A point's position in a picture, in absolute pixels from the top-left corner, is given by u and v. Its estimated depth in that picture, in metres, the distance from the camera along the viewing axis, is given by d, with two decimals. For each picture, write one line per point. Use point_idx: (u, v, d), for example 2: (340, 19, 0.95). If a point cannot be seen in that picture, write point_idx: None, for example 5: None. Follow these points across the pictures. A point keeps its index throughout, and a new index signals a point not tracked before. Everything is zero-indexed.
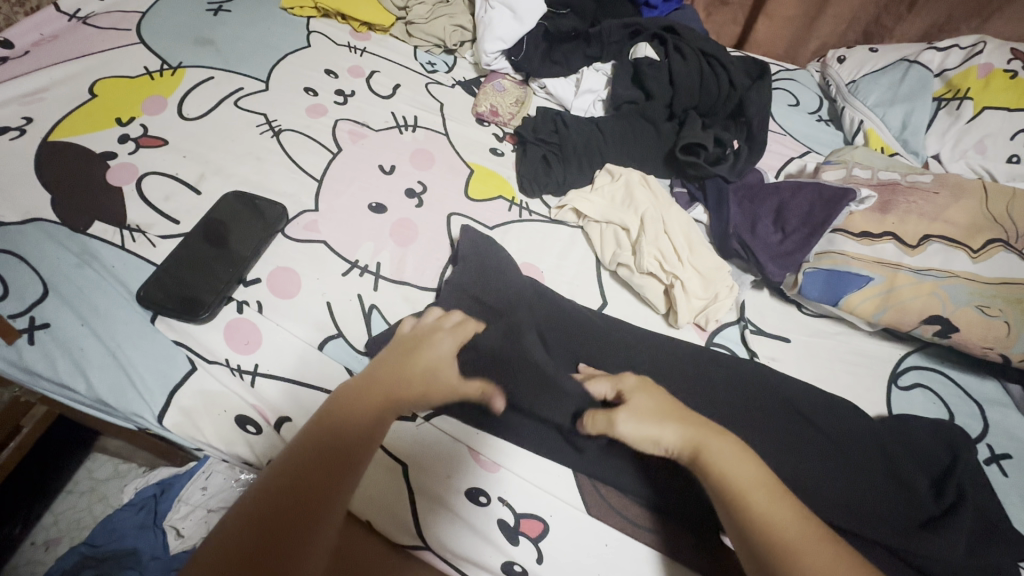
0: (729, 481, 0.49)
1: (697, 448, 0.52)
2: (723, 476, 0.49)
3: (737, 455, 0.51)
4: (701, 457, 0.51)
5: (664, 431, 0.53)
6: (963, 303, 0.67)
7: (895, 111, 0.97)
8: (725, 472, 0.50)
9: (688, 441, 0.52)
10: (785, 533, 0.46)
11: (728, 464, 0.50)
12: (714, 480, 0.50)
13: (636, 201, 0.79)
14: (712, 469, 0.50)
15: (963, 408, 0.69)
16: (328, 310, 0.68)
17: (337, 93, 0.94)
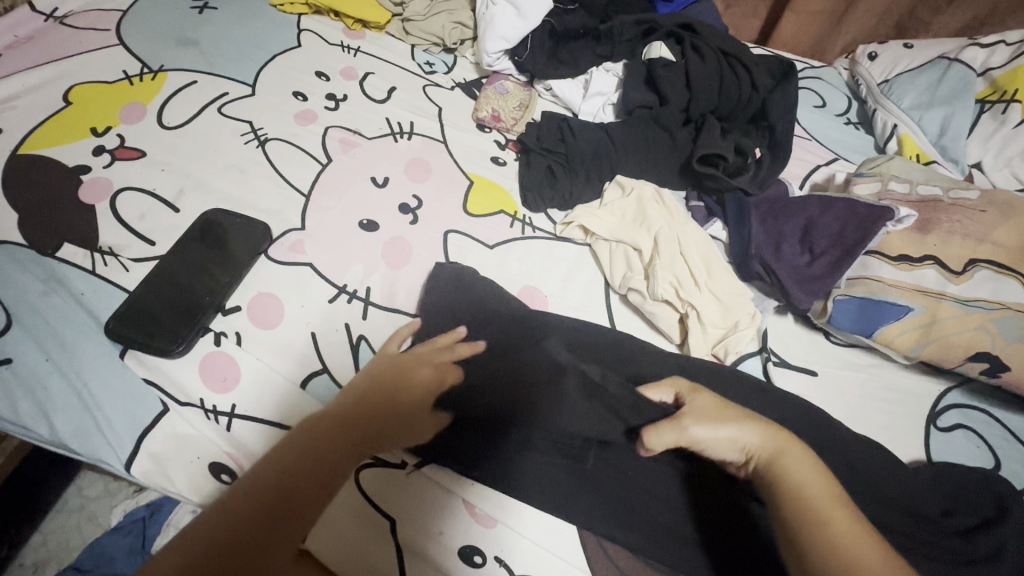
0: (802, 487, 0.46)
1: (777, 457, 0.47)
2: (796, 476, 0.46)
3: (812, 464, 0.47)
4: (778, 460, 0.47)
5: (740, 432, 0.49)
6: (1014, 338, 0.60)
7: (933, 115, 0.89)
8: (800, 479, 0.46)
9: (774, 443, 0.48)
10: (834, 518, 0.44)
11: (805, 472, 0.47)
12: (784, 487, 0.46)
13: (648, 219, 0.72)
14: (784, 471, 0.47)
15: (1010, 452, 0.62)
16: (313, 343, 0.62)
17: (328, 98, 0.88)
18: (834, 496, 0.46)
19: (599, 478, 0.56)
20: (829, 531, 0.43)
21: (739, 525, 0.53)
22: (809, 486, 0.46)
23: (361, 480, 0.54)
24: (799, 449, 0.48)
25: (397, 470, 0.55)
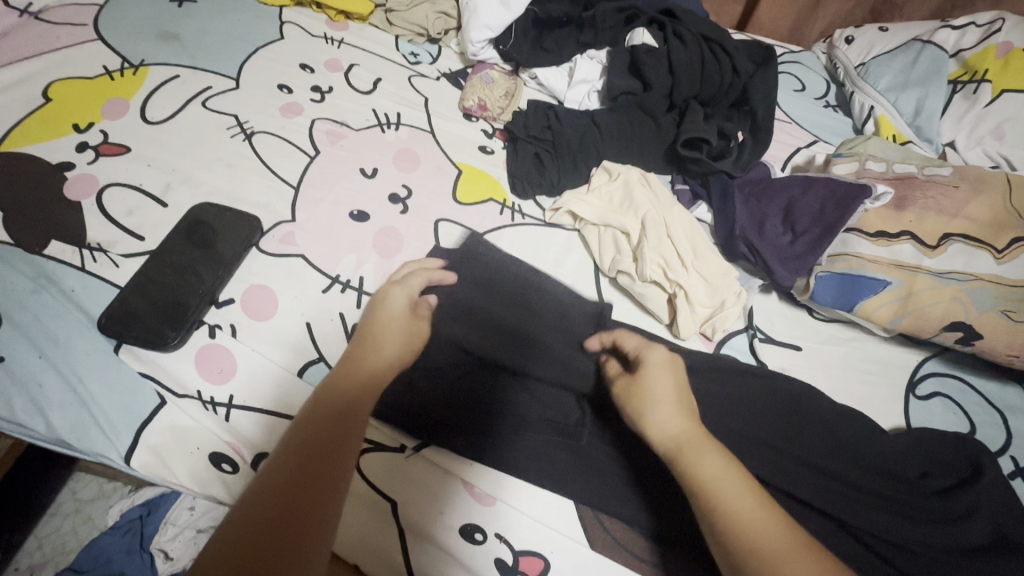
0: (708, 481, 0.45)
1: (681, 450, 0.47)
2: (701, 469, 0.45)
3: (717, 453, 0.46)
4: (682, 454, 0.47)
5: (660, 421, 0.49)
6: (986, 308, 0.62)
7: (908, 96, 0.91)
8: (701, 470, 0.45)
9: (679, 433, 0.48)
10: (734, 509, 0.43)
11: (710, 464, 0.46)
12: (692, 483, 0.45)
13: (635, 202, 0.73)
14: (686, 462, 0.46)
15: (985, 418, 0.65)
16: (308, 332, 0.63)
17: (313, 90, 0.88)
18: (740, 488, 0.44)
19: (594, 454, 0.57)
20: (730, 525, 0.42)
21: None
22: (714, 476, 0.45)
23: (362, 465, 0.56)
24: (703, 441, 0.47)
25: (396, 453, 0.56)
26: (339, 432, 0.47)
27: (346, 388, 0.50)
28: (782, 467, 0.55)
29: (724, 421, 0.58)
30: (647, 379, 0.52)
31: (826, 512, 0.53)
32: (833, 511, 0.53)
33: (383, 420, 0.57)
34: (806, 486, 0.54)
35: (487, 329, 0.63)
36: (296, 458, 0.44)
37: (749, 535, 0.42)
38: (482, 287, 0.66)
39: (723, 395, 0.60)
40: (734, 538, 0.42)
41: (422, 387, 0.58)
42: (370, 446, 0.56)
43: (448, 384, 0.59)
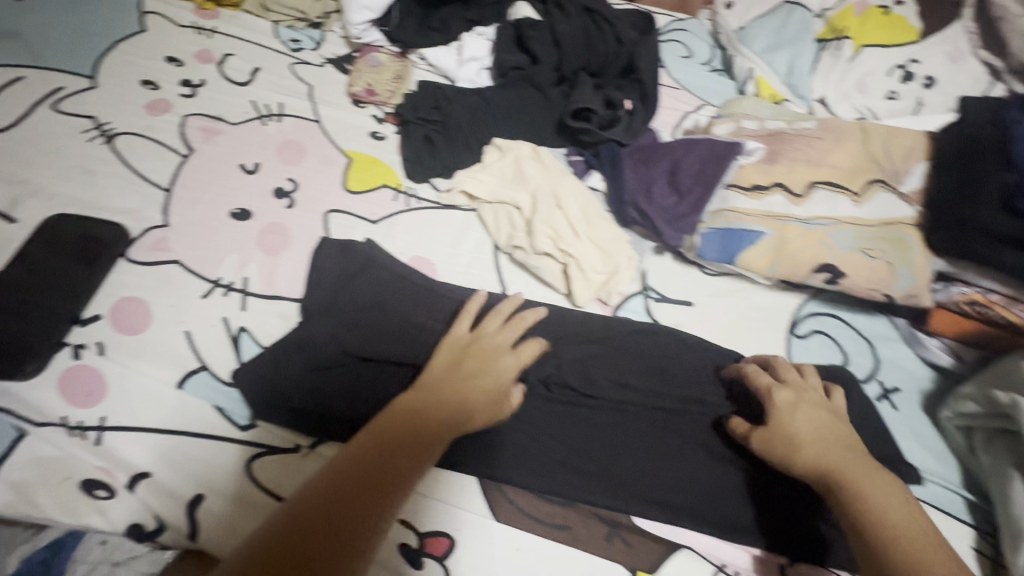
0: (879, 510, 0.46)
1: (851, 479, 0.48)
2: (870, 498, 0.47)
3: (888, 488, 0.48)
4: (855, 481, 0.48)
5: (805, 448, 0.51)
6: (849, 248, 0.67)
7: (781, 56, 0.96)
8: (867, 492, 0.47)
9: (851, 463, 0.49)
10: (919, 547, 0.44)
11: (881, 493, 0.47)
12: (861, 511, 0.46)
13: (526, 177, 0.74)
14: (849, 483, 0.48)
15: (856, 349, 0.71)
16: (187, 342, 0.59)
17: (183, 84, 0.82)
18: (901, 503, 0.47)
19: (494, 429, 0.58)
20: (908, 552, 0.43)
21: (624, 450, 0.57)
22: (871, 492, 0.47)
23: (254, 472, 0.53)
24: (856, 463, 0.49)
25: (291, 454, 0.55)
26: (408, 464, 0.47)
27: (417, 421, 0.50)
28: (667, 418, 0.60)
29: (617, 380, 0.61)
30: (792, 418, 0.53)
31: (707, 448, 0.58)
32: (710, 444, 0.58)
33: (275, 422, 0.56)
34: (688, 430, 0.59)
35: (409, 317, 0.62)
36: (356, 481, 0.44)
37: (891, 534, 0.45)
38: (379, 275, 0.64)
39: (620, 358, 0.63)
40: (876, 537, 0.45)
41: (315, 384, 0.56)
42: (264, 450, 0.55)
43: (340, 378, 0.57)
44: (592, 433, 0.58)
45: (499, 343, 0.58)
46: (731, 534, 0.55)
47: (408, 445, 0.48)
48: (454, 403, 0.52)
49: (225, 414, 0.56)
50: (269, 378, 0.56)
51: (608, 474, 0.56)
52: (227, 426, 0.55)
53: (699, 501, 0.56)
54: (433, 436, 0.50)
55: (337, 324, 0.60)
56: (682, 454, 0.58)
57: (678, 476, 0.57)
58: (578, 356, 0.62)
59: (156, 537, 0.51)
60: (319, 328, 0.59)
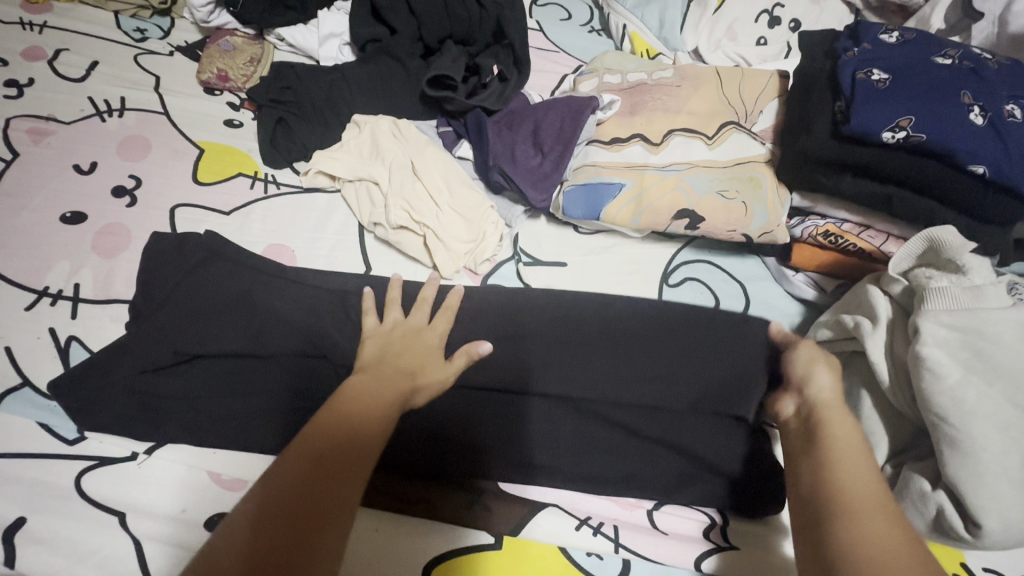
0: (834, 440, 0.47)
1: (826, 410, 0.49)
2: (833, 430, 0.47)
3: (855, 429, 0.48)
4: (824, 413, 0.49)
5: (818, 378, 0.52)
6: (704, 192, 0.67)
7: (652, 10, 0.95)
8: (837, 436, 0.47)
9: (833, 396, 0.51)
10: (862, 487, 0.43)
11: (846, 430, 0.47)
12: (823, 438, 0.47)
13: (383, 151, 0.71)
14: (821, 422, 0.49)
15: (728, 291, 0.71)
16: (7, 358, 0.55)
17: (8, 85, 0.76)
18: (869, 465, 0.45)
19: None
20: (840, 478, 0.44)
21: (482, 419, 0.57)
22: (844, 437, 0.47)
23: (83, 486, 0.50)
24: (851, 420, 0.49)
25: (127, 462, 0.52)
26: (378, 433, 0.45)
27: (377, 391, 0.48)
28: (523, 379, 0.58)
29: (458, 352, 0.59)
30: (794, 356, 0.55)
31: (567, 406, 0.58)
32: (567, 402, 0.58)
33: (109, 432, 0.52)
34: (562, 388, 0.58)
35: (235, 311, 0.58)
36: (331, 445, 0.42)
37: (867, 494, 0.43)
38: (220, 271, 0.61)
39: (467, 332, 0.61)
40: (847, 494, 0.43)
41: (157, 384, 0.54)
42: (95, 462, 0.51)
43: (182, 376, 0.55)
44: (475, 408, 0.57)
45: (410, 328, 0.57)
46: (591, 486, 0.55)
47: (375, 411, 0.46)
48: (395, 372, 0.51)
49: (51, 430, 0.52)
50: (100, 385, 0.53)
51: (465, 444, 0.55)
52: (54, 443, 0.52)
53: (556, 457, 0.56)
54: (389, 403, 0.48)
55: (165, 322, 0.57)
56: (542, 415, 0.57)
57: (537, 437, 0.57)
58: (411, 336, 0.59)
59: None
60: (153, 327, 0.56)
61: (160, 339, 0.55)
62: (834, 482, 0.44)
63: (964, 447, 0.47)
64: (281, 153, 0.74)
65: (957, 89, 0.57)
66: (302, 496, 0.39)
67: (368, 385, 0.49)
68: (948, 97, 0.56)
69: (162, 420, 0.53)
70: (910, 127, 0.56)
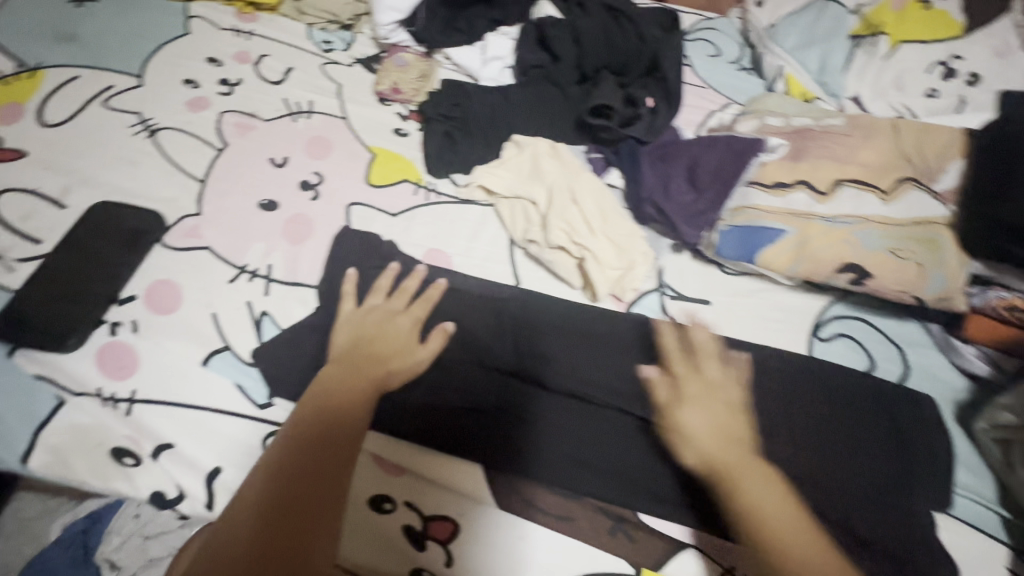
0: (754, 507, 0.49)
1: (727, 472, 0.51)
2: (748, 489, 0.50)
3: (766, 482, 0.50)
4: (729, 473, 0.51)
5: (698, 429, 0.54)
6: (875, 248, 0.64)
7: (814, 52, 0.94)
8: (753, 497, 0.50)
9: (715, 447, 0.53)
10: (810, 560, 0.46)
11: (760, 492, 0.50)
12: (739, 501, 0.50)
13: (543, 173, 0.74)
14: (735, 485, 0.50)
15: (885, 353, 0.68)
16: (213, 323, 0.63)
17: (221, 83, 0.87)
18: (795, 526, 0.48)
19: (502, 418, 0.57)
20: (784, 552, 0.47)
21: (630, 447, 0.57)
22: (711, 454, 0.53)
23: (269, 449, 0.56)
24: (754, 470, 0.51)
25: None
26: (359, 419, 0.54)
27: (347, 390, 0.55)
28: (655, 411, 0.58)
29: (624, 382, 0.59)
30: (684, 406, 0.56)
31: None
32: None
33: (293, 403, 0.58)
34: None
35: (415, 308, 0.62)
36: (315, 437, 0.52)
37: (768, 522, 0.48)
38: (397, 272, 0.65)
39: (618, 369, 0.61)
40: (760, 527, 0.48)
41: None
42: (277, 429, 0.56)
43: None
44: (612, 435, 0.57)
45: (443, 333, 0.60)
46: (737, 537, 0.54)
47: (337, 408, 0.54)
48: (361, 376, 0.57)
49: (245, 393, 0.58)
50: (290, 359, 0.59)
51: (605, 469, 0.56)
52: (247, 405, 0.57)
53: (702, 500, 0.54)
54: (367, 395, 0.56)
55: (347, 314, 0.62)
56: None
57: (684, 475, 0.56)
58: (571, 358, 0.60)
59: (176, 505, 0.53)
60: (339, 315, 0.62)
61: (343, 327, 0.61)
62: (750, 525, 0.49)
63: None
64: (444, 162, 0.80)
65: None
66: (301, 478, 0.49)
67: (330, 382, 0.56)
68: None
69: None
70: None
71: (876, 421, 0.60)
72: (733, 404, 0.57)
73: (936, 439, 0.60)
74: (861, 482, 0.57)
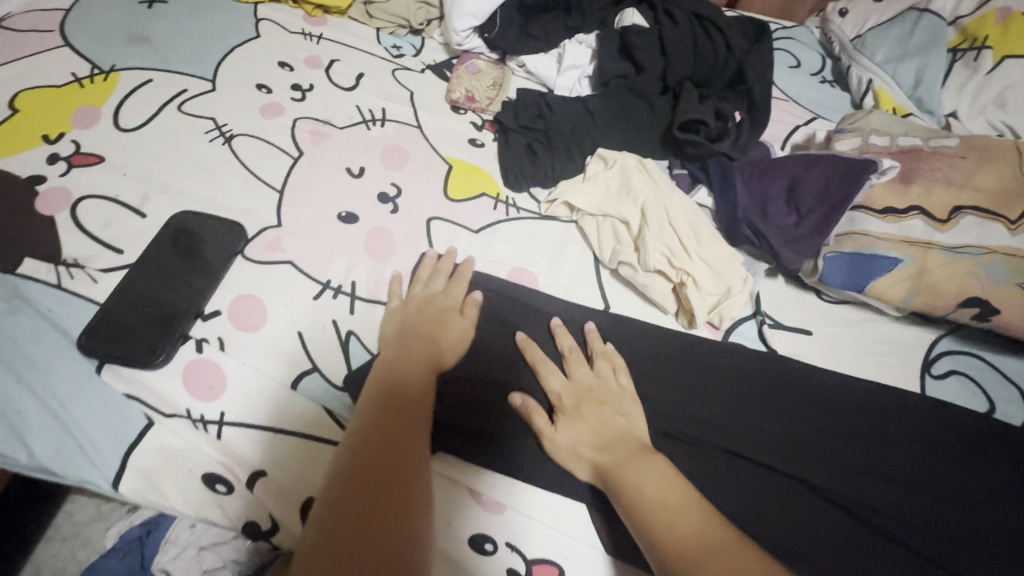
0: (646, 498, 0.46)
1: (615, 466, 0.49)
2: (634, 480, 0.47)
3: (656, 470, 0.48)
4: (620, 465, 0.49)
5: (578, 440, 0.52)
6: (1002, 282, 0.60)
7: (907, 67, 0.89)
8: (636, 482, 0.47)
9: (613, 453, 0.50)
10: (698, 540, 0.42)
11: (650, 479, 0.47)
12: (623, 489, 0.47)
13: (634, 190, 0.71)
14: (623, 477, 0.48)
15: (1004, 394, 0.63)
16: (300, 342, 0.60)
17: (293, 88, 0.85)
18: (683, 507, 0.45)
19: None
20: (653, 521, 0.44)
21: (740, 491, 0.54)
22: (661, 497, 0.45)
23: None
24: (635, 459, 0.49)
25: None
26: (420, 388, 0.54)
27: (403, 362, 0.56)
28: (769, 454, 0.57)
29: (726, 423, 0.58)
30: (568, 420, 0.54)
31: (832, 499, 0.54)
32: (834, 495, 0.54)
33: None
34: (806, 470, 0.56)
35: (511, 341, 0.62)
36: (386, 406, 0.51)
37: (684, 542, 0.42)
38: (490, 302, 0.64)
39: (730, 407, 0.59)
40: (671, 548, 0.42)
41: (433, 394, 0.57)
42: None
43: (451, 390, 0.57)
44: (725, 479, 0.55)
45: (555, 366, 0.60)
46: None
47: (392, 376, 0.54)
48: (419, 348, 0.57)
49: (337, 419, 0.56)
50: None
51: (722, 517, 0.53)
52: (339, 432, 0.55)
53: (827, 551, 0.51)
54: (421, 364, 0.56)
55: None
56: (807, 502, 0.54)
57: (801, 524, 0.53)
58: (669, 398, 0.59)
59: (271, 536, 0.53)
60: None
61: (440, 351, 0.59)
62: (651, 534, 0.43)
63: None
64: (525, 175, 0.76)
65: None
66: (376, 441, 0.48)
67: (389, 357, 0.57)
68: None
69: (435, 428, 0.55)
70: None
71: (992, 469, 0.57)
72: (615, 395, 0.57)
73: None
74: (983, 532, 0.54)
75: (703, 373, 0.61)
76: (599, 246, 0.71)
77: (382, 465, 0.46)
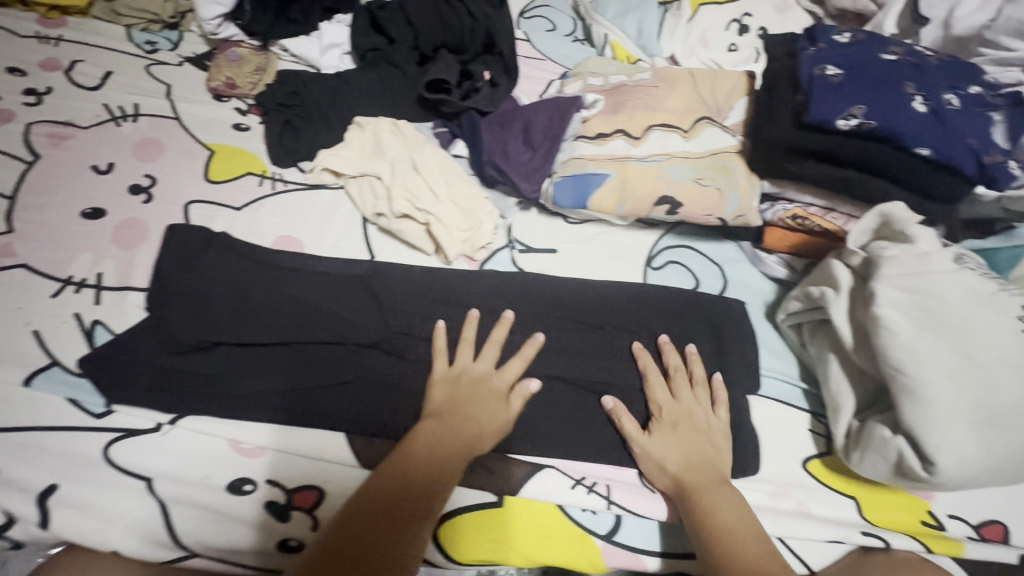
0: (723, 525, 0.53)
1: (697, 490, 0.56)
2: (716, 508, 0.54)
3: (733, 501, 0.55)
4: (699, 490, 0.55)
5: (671, 454, 0.58)
6: (682, 180, 0.73)
7: (631, 21, 1.03)
8: (719, 514, 0.54)
9: (693, 473, 0.57)
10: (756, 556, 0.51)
11: (727, 507, 0.54)
12: (704, 513, 0.54)
13: (385, 149, 0.77)
14: (699, 501, 0.55)
15: (707, 272, 0.77)
16: (35, 341, 0.59)
17: (26, 94, 0.80)
18: (750, 531, 0.53)
19: (363, 392, 0.60)
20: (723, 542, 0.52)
21: None
22: (733, 526, 0.53)
23: (110, 455, 0.53)
24: (725, 488, 0.56)
25: (153, 432, 0.55)
26: (459, 446, 0.56)
27: (438, 415, 0.57)
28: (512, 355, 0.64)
29: (477, 337, 0.65)
30: (654, 444, 0.59)
31: (563, 380, 0.64)
32: (566, 377, 0.64)
33: (134, 405, 0.56)
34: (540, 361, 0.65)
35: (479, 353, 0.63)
36: (421, 467, 0.53)
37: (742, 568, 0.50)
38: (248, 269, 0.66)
39: (480, 325, 0.66)
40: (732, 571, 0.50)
41: (184, 362, 0.59)
42: (121, 434, 0.55)
43: (204, 355, 0.59)
44: (471, 383, 0.62)
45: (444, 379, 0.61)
46: (580, 450, 0.60)
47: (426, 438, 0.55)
48: (461, 429, 0.56)
49: (78, 404, 0.55)
50: (129, 362, 0.57)
51: None
52: (82, 416, 0.55)
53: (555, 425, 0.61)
54: (455, 414, 0.58)
55: (188, 311, 0.61)
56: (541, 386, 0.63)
57: (535, 405, 0.62)
58: (428, 327, 0.65)
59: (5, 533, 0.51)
60: (179, 312, 0.61)
61: (190, 317, 0.61)
62: (714, 561, 0.51)
63: (917, 395, 0.52)
64: (287, 151, 0.79)
65: (902, 81, 0.64)
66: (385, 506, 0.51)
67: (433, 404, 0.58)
68: (893, 88, 0.63)
69: (189, 394, 0.57)
70: (861, 115, 0.62)
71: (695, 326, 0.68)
72: (708, 428, 0.60)
73: (748, 333, 0.68)
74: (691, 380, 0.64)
75: (457, 297, 0.68)
76: (363, 204, 0.76)
77: (378, 532, 0.49)
